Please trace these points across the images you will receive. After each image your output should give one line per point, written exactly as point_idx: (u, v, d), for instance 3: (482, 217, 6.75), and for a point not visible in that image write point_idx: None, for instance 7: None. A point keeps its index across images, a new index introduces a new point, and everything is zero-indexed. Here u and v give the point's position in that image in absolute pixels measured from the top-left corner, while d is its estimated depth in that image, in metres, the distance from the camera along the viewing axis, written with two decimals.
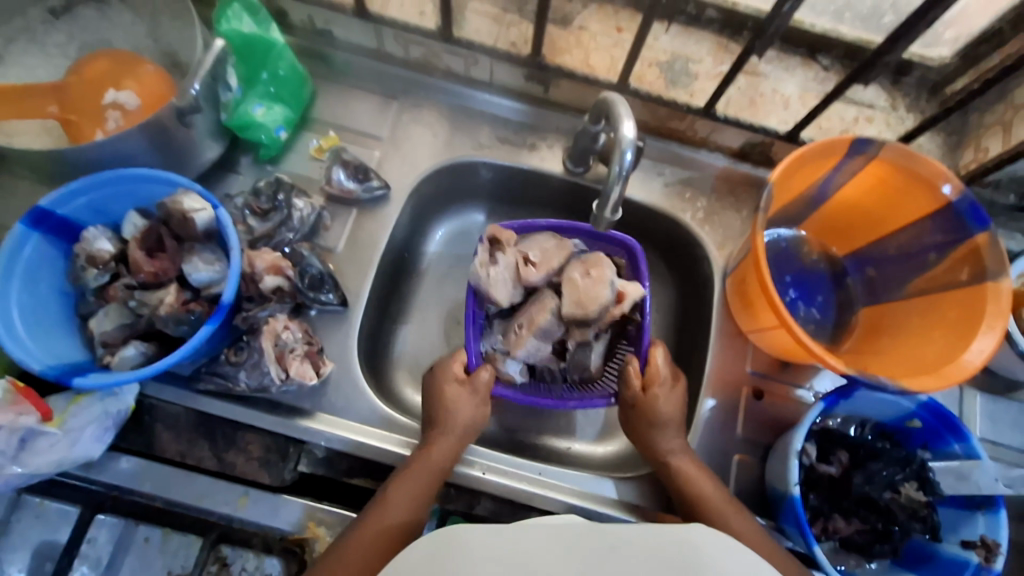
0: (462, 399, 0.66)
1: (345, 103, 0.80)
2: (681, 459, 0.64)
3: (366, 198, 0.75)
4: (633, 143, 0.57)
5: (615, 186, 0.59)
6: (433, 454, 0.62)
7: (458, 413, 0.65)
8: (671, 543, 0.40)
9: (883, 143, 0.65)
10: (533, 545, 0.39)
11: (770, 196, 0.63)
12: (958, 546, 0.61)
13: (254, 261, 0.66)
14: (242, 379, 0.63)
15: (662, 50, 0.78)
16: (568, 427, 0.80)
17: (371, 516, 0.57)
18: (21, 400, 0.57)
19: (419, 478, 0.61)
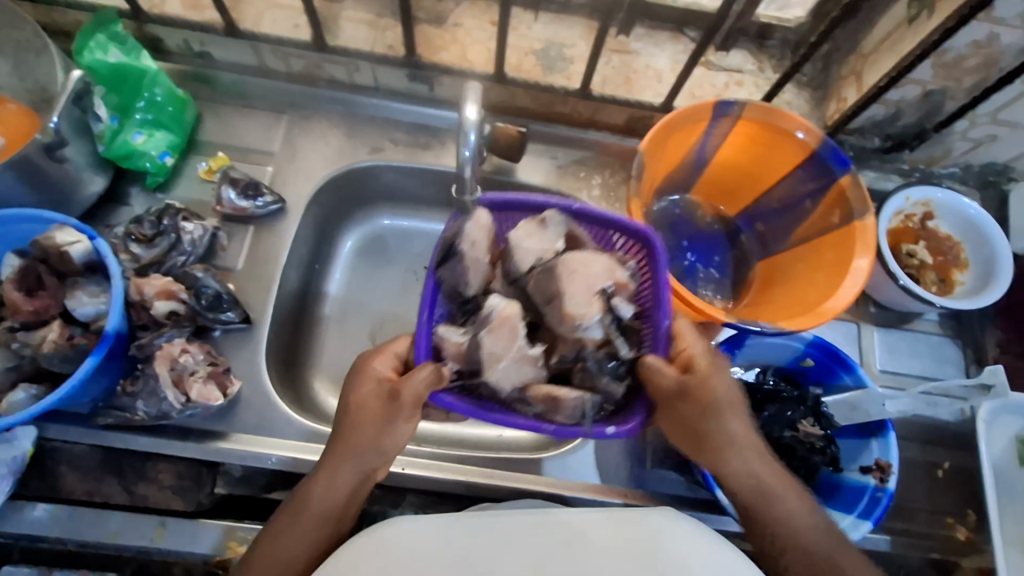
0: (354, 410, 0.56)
1: (232, 123, 0.80)
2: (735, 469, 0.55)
3: (261, 214, 0.75)
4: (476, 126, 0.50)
5: (465, 170, 0.54)
6: (318, 498, 0.54)
7: (351, 460, 0.55)
8: (634, 538, 0.48)
9: (744, 103, 0.69)
10: (497, 543, 0.47)
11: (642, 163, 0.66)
12: (858, 472, 0.64)
13: (142, 288, 0.64)
14: (139, 408, 0.62)
15: (536, 39, 0.80)
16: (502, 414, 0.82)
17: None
18: None
19: (310, 519, 0.53)
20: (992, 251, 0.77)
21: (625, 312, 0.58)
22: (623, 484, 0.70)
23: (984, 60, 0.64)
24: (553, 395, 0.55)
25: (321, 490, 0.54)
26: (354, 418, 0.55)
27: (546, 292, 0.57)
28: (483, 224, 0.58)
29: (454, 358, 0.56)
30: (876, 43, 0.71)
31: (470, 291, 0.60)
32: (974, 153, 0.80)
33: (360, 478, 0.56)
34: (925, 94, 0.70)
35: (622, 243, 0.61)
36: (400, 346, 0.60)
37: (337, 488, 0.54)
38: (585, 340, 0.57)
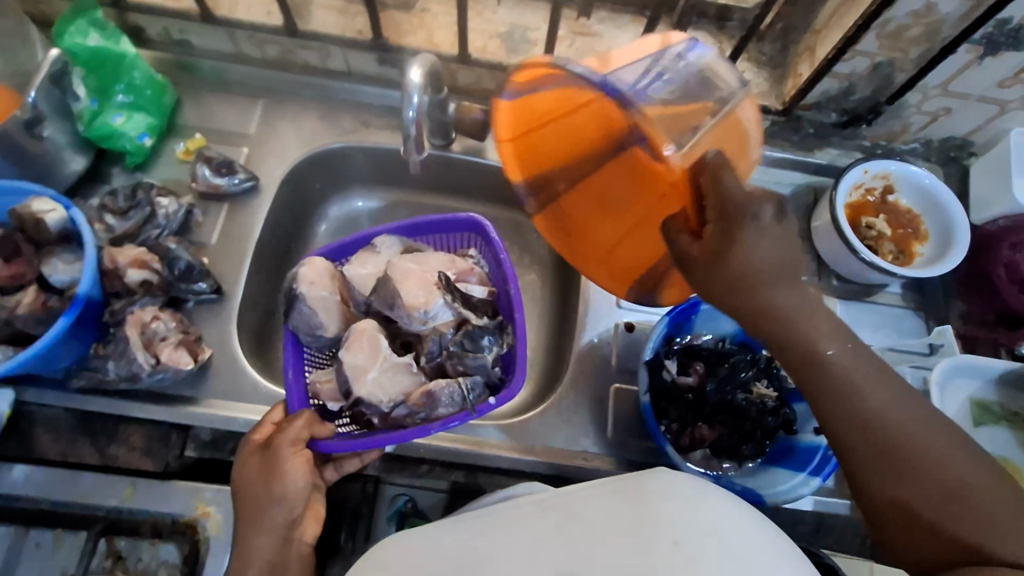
0: (246, 479, 0.61)
1: (210, 107, 0.84)
2: (732, 266, 0.47)
3: (235, 191, 0.78)
4: (419, 89, 0.58)
5: (410, 129, 0.60)
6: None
7: (264, 527, 0.59)
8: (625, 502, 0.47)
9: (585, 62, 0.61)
10: (503, 535, 0.47)
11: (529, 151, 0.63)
12: (812, 435, 0.64)
13: (115, 258, 0.67)
14: (110, 369, 0.64)
15: (501, 22, 0.83)
16: None
17: None
18: None
19: None
20: (948, 219, 0.78)
21: (475, 294, 0.72)
22: (583, 449, 0.72)
23: (926, 29, 0.67)
24: (426, 393, 0.65)
25: (251, 552, 0.58)
26: (245, 478, 0.61)
27: (387, 300, 0.69)
28: (319, 267, 0.71)
29: (330, 397, 0.68)
30: (826, 19, 0.73)
31: (330, 331, 0.71)
32: (932, 128, 0.81)
33: (288, 526, 0.61)
34: (874, 66, 0.72)
35: (467, 238, 0.76)
36: (276, 412, 0.66)
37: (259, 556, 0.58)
38: (440, 326, 0.70)
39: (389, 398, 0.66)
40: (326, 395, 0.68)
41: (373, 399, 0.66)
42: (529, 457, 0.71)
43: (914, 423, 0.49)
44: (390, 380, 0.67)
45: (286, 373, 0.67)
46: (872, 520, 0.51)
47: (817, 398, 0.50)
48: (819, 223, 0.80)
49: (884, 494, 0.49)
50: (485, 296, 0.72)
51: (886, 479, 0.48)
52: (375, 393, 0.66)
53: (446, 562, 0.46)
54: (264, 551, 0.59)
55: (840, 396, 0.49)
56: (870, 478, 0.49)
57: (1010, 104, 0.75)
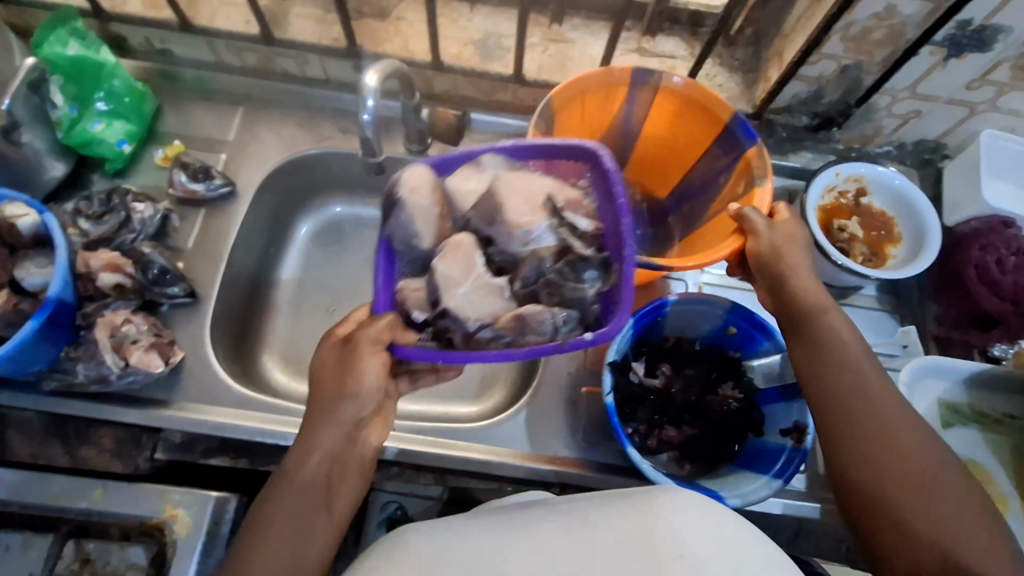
0: (332, 382, 0.55)
1: (191, 114, 0.85)
2: (799, 283, 0.61)
3: (211, 196, 0.79)
4: (375, 91, 0.60)
5: (367, 132, 0.61)
6: (296, 479, 0.54)
7: (328, 426, 0.54)
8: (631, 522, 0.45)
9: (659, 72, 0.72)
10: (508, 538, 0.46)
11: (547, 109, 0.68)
12: (778, 435, 0.65)
13: (88, 261, 0.68)
14: (80, 371, 0.65)
15: (476, 30, 0.84)
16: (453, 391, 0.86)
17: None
18: None
19: (297, 495, 0.53)
20: (921, 222, 0.78)
21: (581, 226, 0.59)
22: (554, 452, 0.72)
23: (889, 32, 0.67)
24: (518, 316, 0.56)
25: (304, 469, 0.54)
26: (321, 372, 0.56)
27: (488, 212, 0.60)
28: (423, 175, 0.59)
29: (419, 307, 0.58)
30: (793, 23, 0.74)
31: (424, 245, 0.60)
32: (904, 131, 0.81)
33: (348, 444, 0.55)
34: (841, 69, 0.73)
35: (564, 166, 0.61)
36: (399, 332, 0.55)
37: (314, 464, 0.54)
38: (541, 250, 0.58)
39: (465, 326, 0.57)
40: (400, 296, 0.58)
41: (456, 314, 0.57)
42: (497, 460, 0.71)
43: (908, 421, 0.55)
44: (482, 300, 0.58)
45: (377, 274, 0.58)
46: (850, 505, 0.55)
47: (818, 384, 0.58)
48: None
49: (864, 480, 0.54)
50: (590, 230, 0.58)
51: (870, 459, 0.54)
52: (458, 315, 0.57)
53: (458, 558, 0.45)
54: (313, 476, 0.54)
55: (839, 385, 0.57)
56: (853, 457, 0.55)
57: (979, 105, 0.75)
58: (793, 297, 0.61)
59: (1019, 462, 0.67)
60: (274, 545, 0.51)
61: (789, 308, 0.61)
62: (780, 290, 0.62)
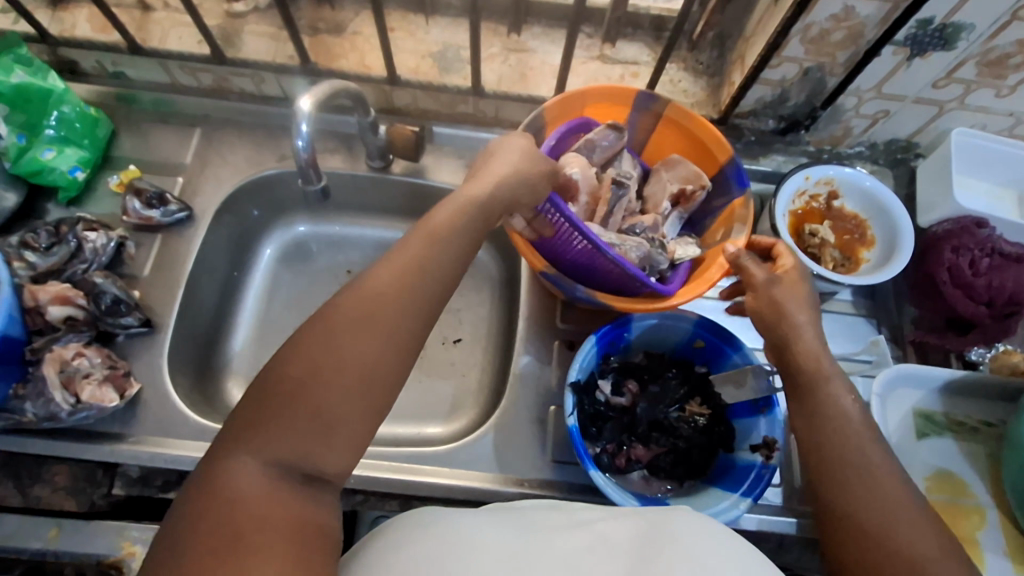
0: (471, 186, 0.55)
1: (147, 136, 0.84)
2: (805, 345, 0.54)
3: (167, 222, 0.78)
4: (310, 116, 0.61)
5: (303, 160, 0.63)
6: (433, 226, 0.51)
7: (482, 196, 0.54)
8: (646, 528, 0.41)
9: (665, 99, 0.70)
10: (519, 545, 0.39)
11: (536, 119, 0.67)
12: (747, 451, 0.63)
13: (36, 294, 0.67)
14: (28, 409, 0.63)
15: (434, 42, 0.82)
16: (423, 412, 0.84)
17: (326, 336, 0.44)
18: None
19: (426, 241, 0.50)
20: (893, 224, 0.76)
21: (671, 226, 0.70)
22: (524, 474, 0.70)
23: (848, 33, 0.65)
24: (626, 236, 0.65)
25: (436, 253, 0.50)
26: (501, 146, 0.59)
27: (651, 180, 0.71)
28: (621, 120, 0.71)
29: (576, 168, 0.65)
30: (754, 26, 0.72)
31: (599, 154, 0.69)
32: (873, 131, 0.79)
33: (469, 249, 0.53)
34: (804, 71, 0.71)
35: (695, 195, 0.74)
36: (543, 181, 0.59)
37: (450, 218, 0.52)
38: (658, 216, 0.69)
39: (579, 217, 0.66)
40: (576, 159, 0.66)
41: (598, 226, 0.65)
42: (464, 484, 0.69)
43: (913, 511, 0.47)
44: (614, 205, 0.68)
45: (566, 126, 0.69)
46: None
47: (823, 465, 0.50)
48: (761, 231, 0.78)
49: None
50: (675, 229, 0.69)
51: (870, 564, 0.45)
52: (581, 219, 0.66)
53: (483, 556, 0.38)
54: (444, 262, 0.50)
55: (829, 440, 0.51)
56: (854, 559, 0.46)
57: (948, 104, 0.73)
58: (799, 361, 0.54)
59: (995, 471, 0.66)
60: (372, 321, 0.45)
61: (793, 369, 0.55)
62: (785, 351, 0.56)
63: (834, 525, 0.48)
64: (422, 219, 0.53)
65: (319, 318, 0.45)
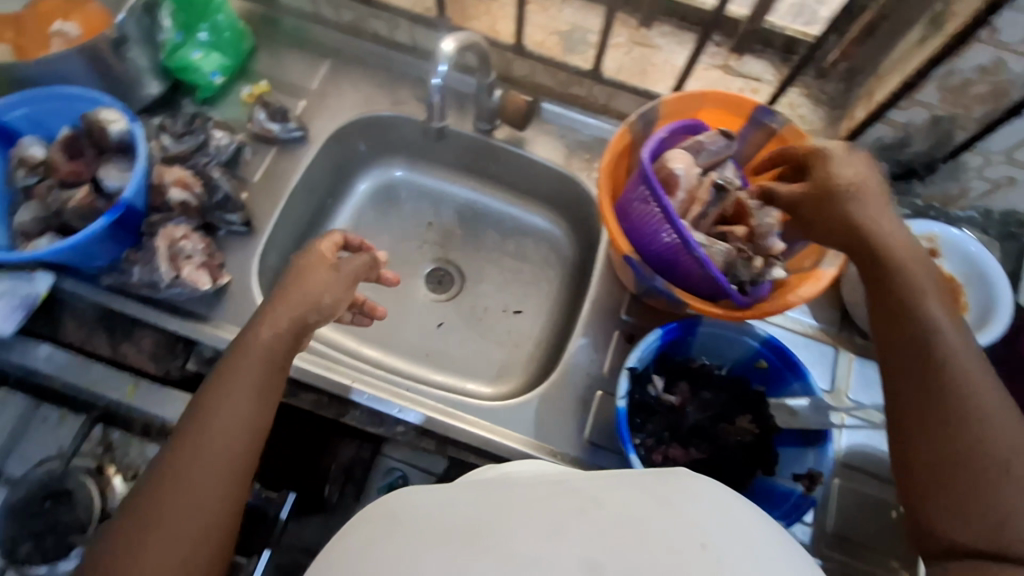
0: (260, 334, 0.58)
1: (283, 58, 0.90)
2: (893, 251, 0.54)
3: (284, 138, 0.84)
4: (449, 59, 0.65)
5: (433, 93, 0.70)
6: (250, 348, 0.57)
7: (284, 307, 0.59)
8: (649, 500, 0.41)
9: (784, 119, 0.69)
10: (505, 517, 0.40)
11: (649, 112, 0.69)
12: (788, 479, 0.62)
13: (162, 176, 0.73)
14: (136, 274, 0.70)
15: (565, 21, 0.84)
16: (468, 370, 0.88)
17: (174, 463, 0.50)
18: None
19: (241, 360, 0.56)
20: (992, 296, 0.73)
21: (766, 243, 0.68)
22: (556, 446, 0.71)
23: (993, 89, 0.63)
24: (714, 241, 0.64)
25: (236, 381, 0.55)
26: (303, 271, 0.62)
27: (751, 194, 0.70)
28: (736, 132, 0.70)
29: (681, 162, 0.65)
30: (891, 64, 0.71)
31: (707, 157, 0.68)
32: (992, 197, 0.76)
33: (273, 379, 0.57)
34: (934, 120, 0.69)
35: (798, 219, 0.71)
36: (343, 295, 0.65)
37: (271, 332, 0.58)
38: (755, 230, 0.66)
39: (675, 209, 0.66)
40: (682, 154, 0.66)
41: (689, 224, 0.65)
42: (500, 441, 0.71)
43: (994, 426, 0.45)
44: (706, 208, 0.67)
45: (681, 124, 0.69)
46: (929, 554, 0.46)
47: (904, 399, 0.50)
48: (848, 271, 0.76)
49: (950, 529, 0.44)
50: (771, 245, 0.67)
51: (954, 503, 0.44)
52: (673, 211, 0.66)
53: (454, 533, 0.40)
54: (238, 419, 0.54)
55: (915, 365, 0.50)
56: (937, 500, 0.45)
57: None
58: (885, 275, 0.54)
59: None
60: (212, 437, 0.52)
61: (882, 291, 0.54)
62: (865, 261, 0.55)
63: (917, 463, 0.47)
64: (241, 337, 0.58)
65: (181, 433, 0.52)
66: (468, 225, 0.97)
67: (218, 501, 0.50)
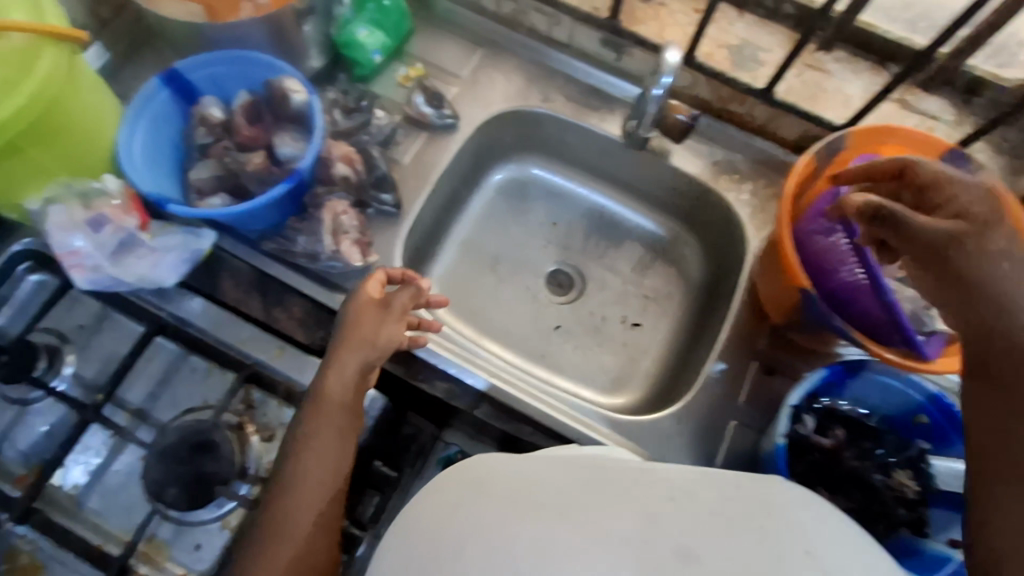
0: (332, 386, 0.62)
1: (439, 42, 0.90)
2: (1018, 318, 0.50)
3: (438, 124, 0.84)
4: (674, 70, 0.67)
5: (649, 103, 0.74)
6: (330, 398, 0.61)
7: (354, 353, 0.63)
8: (744, 498, 0.43)
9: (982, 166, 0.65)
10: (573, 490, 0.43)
11: (836, 142, 0.67)
12: (945, 544, 0.58)
13: (331, 148, 0.75)
14: (299, 242, 0.73)
15: (735, 35, 0.82)
16: (582, 376, 0.89)
17: (280, 509, 0.56)
18: (130, 207, 0.67)
19: (323, 410, 0.61)
20: None
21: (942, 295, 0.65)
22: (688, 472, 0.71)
23: None
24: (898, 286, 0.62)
25: (325, 425, 0.60)
26: (357, 319, 0.65)
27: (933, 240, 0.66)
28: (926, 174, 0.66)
29: None
30: None
31: None
32: None
33: (353, 419, 0.62)
34: None
35: None
36: (397, 334, 0.67)
37: (340, 384, 0.62)
38: None
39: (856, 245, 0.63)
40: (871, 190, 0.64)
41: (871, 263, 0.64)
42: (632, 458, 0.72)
43: None
44: None
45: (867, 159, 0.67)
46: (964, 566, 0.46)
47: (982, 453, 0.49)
48: None
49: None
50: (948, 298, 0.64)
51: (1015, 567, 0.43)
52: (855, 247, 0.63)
53: (539, 497, 0.43)
54: (325, 475, 0.59)
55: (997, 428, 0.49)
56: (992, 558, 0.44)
57: None
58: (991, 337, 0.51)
59: None
60: (307, 486, 0.57)
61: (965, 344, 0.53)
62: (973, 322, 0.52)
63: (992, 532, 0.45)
64: (316, 388, 0.62)
65: (274, 498, 0.57)
66: (594, 230, 0.96)
67: (322, 532, 0.57)
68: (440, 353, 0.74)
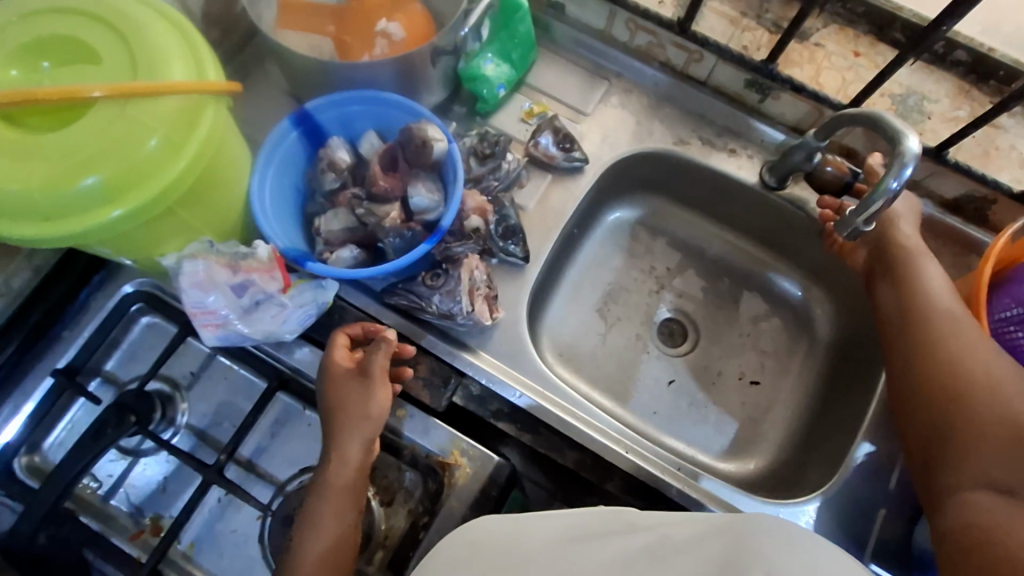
0: (336, 471, 0.59)
1: (562, 74, 0.84)
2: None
3: (565, 167, 0.79)
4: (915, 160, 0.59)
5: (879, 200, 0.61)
6: (330, 484, 0.58)
7: (353, 438, 0.60)
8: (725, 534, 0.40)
9: None
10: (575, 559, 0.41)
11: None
12: None
13: (466, 200, 0.72)
14: (434, 301, 0.68)
15: (898, 83, 0.75)
16: (698, 438, 0.83)
17: None
18: (274, 267, 0.62)
19: (329, 499, 0.58)
20: None
21: None
22: None
23: None
24: None
25: (326, 512, 0.57)
26: (342, 399, 0.61)
27: None
28: None
29: None
30: None
31: None
32: None
33: (356, 504, 0.59)
34: None
35: None
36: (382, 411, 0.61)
37: (342, 472, 0.59)
38: None
39: None
40: None
41: None
42: None
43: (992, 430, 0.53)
44: None
45: None
46: (943, 543, 0.51)
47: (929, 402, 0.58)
48: None
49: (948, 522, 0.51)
50: None
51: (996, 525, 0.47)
52: None
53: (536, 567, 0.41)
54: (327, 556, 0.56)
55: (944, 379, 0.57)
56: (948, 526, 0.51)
57: None
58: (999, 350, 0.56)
59: None
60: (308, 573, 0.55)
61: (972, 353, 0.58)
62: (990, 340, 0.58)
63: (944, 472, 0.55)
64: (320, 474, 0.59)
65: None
66: (711, 277, 0.91)
67: None
68: (573, 423, 0.70)
